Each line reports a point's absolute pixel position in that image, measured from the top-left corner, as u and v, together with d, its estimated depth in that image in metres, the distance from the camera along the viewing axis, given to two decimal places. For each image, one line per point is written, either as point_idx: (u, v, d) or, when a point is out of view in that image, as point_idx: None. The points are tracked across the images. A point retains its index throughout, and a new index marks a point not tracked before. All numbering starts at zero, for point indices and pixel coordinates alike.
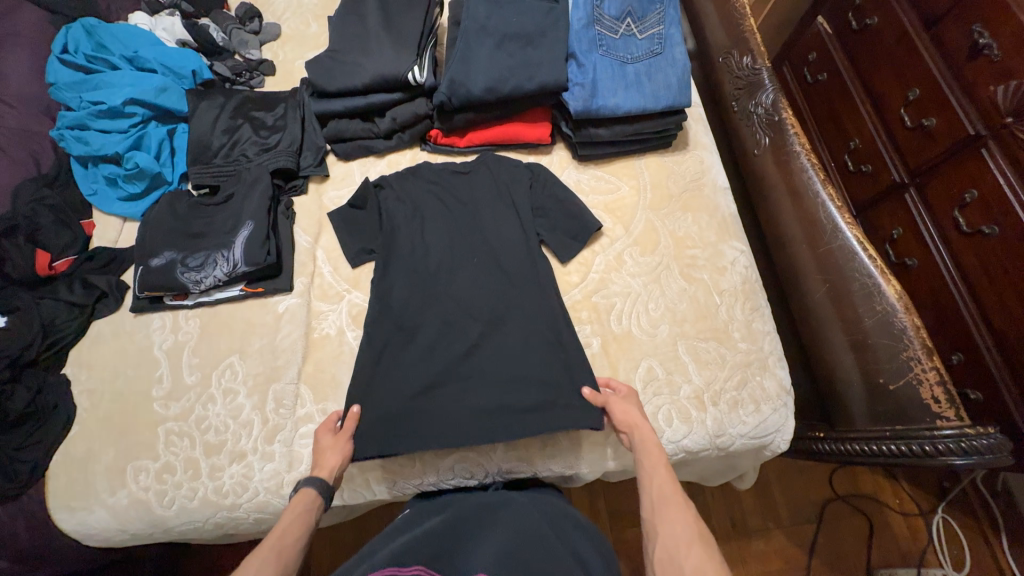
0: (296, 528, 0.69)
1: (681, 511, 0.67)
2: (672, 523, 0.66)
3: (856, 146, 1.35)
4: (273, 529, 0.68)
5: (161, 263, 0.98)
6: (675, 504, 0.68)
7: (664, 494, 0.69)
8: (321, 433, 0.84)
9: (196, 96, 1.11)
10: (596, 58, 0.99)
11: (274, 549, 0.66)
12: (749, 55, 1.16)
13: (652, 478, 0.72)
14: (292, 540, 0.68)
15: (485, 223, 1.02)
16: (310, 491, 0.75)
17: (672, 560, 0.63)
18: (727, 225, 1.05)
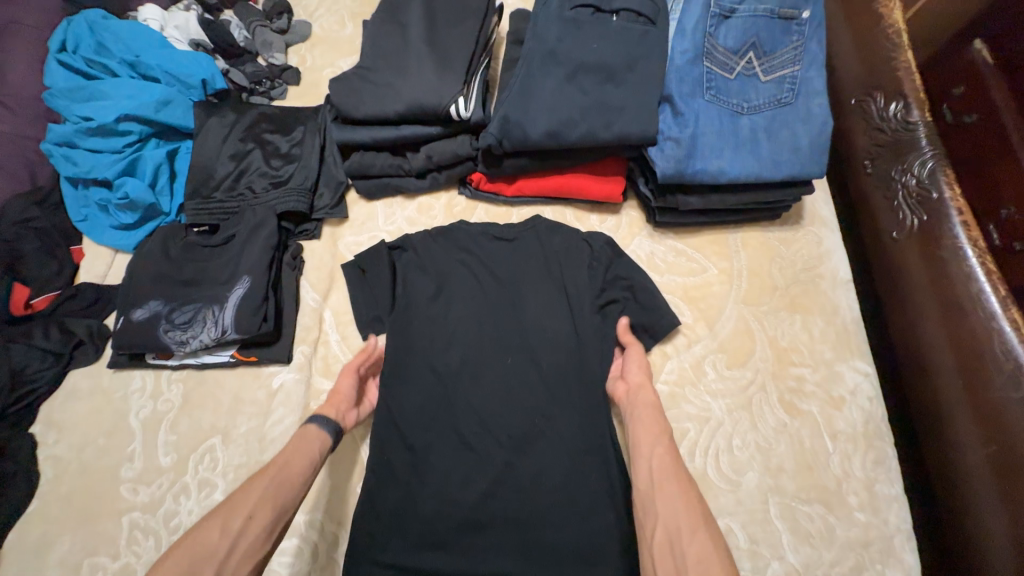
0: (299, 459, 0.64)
1: (684, 493, 0.59)
2: (671, 501, 0.59)
3: (1010, 218, 0.74)
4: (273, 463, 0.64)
5: (144, 316, 0.84)
6: (675, 493, 0.59)
7: (671, 474, 0.61)
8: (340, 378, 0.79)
9: (204, 110, 0.94)
10: (700, 105, 0.74)
11: (277, 478, 0.61)
12: (899, 102, 0.87)
13: (656, 452, 0.65)
14: (296, 472, 0.63)
15: (527, 315, 0.83)
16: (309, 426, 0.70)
17: (670, 543, 0.56)
18: (847, 336, 0.79)
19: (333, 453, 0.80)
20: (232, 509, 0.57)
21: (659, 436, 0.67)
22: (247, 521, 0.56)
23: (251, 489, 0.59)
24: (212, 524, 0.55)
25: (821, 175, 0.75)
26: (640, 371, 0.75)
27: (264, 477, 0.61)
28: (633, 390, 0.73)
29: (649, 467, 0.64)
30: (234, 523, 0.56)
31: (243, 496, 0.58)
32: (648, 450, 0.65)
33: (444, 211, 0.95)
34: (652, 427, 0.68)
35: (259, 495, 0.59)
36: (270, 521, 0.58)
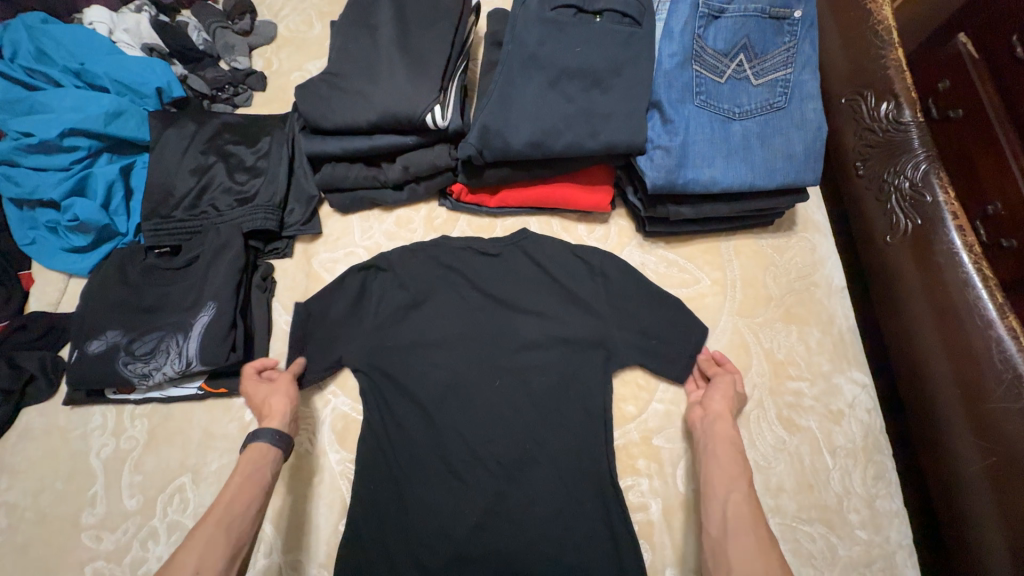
0: (245, 493, 0.62)
1: (760, 544, 0.57)
2: (747, 555, 0.56)
3: (994, 214, 0.76)
4: (217, 501, 0.60)
5: (100, 349, 0.77)
6: (750, 540, 0.57)
7: (755, 530, 0.58)
8: (254, 386, 0.75)
9: (161, 122, 0.87)
10: (690, 111, 0.71)
11: (221, 523, 0.58)
12: (890, 101, 0.84)
13: (733, 500, 0.61)
14: (239, 511, 0.60)
15: (514, 334, 0.79)
16: (257, 445, 0.66)
17: None
18: (844, 347, 0.77)
19: (284, 500, 0.74)
20: (176, 569, 0.54)
21: (740, 479, 0.63)
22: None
23: (192, 542, 0.56)
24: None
25: (816, 182, 0.72)
26: (726, 402, 0.70)
27: (204, 530, 0.57)
28: (712, 420, 0.69)
29: (723, 510, 0.61)
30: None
31: (185, 551, 0.55)
32: (724, 499, 0.62)
33: (424, 224, 0.90)
34: (730, 471, 0.64)
35: (201, 550, 0.55)
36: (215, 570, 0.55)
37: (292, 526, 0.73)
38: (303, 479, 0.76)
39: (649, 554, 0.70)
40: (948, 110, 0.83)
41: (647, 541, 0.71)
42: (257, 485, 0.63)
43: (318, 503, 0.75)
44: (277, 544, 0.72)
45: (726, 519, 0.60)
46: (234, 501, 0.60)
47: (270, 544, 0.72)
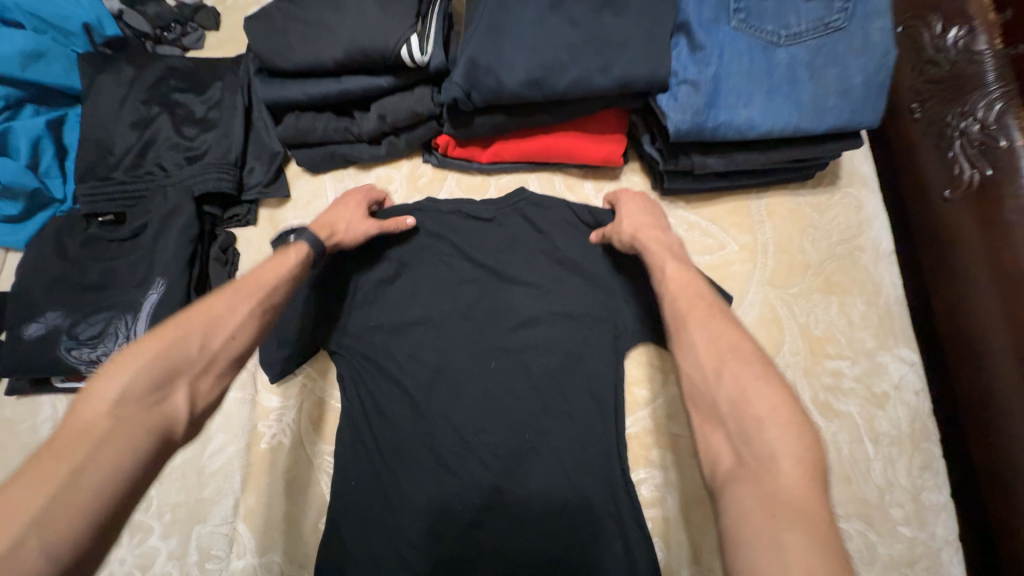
0: (283, 278, 0.57)
1: (708, 325, 0.50)
2: (693, 342, 0.49)
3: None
4: (252, 278, 0.55)
5: (40, 333, 0.68)
6: (694, 329, 0.50)
7: (694, 310, 0.52)
8: (353, 201, 0.68)
9: (92, 66, 0.74)
10: (724, 36, 0.58)
11: (258, 298, 0.54)
12: (961, 25, 0.69)
13: (667, 285, 0.55)
14: (275, 293, 0.56)
15: (512, 310, 0.69)
16: (305, 252, 0.60)
17: (698, 390, 0.47)
18: (891, 320, 0.66)
19: (257, 499, 0.67)
20: (216, 324, 0.50)
21: (666, 261, 0.58)
22: (228, 341, 0.50)
23: (238, 308, 0.52)
24: (187, 324, 0.49)
25: (874, 124, 0.60)
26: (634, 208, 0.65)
27: (253, 295, 0.54)
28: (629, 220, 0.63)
29: (671, 299, 0.54)
30: (215, 340, 0.49)
31: (229, 310, 0.51)
32: (662, 293, 0.56)
33: (407, 184, 0.78)
34: (655, 257, 0.59)
35: (246, 316, 0.52)
36: (251, 343, 0.53)
37: (267, 524, 0.66)
38: (277, 474, 0.68)
39: (664, 553, 0.63)
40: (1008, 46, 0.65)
41: (661, 539, 0.64)
42: (291, 272, 0.58)
43: (297, 500, 0.67)
44: (252, 544, 0.66)
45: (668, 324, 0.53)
46: (277, 287, 0.56)
47: (244, 545, 0.65)
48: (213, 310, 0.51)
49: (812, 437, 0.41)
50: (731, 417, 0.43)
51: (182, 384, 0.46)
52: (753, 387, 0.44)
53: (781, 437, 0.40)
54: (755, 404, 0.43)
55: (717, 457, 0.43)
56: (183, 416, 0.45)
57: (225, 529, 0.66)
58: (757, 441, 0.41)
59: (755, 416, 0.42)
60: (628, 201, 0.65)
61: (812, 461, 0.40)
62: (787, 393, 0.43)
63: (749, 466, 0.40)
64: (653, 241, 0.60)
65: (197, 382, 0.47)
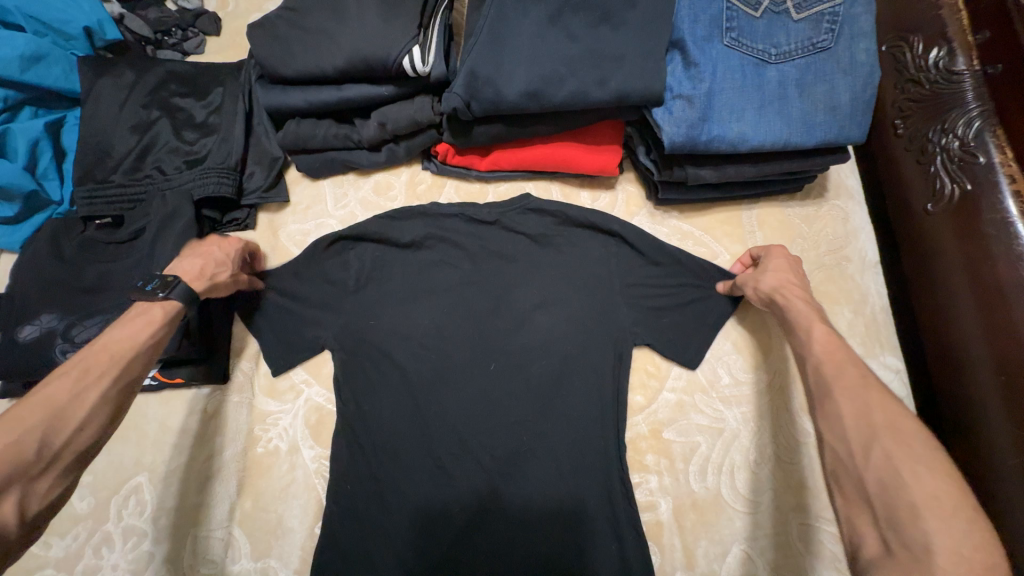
0: (139, 348, 0.53)
1: (874, 396, 0.48)
2: (843, 408, 0.49)
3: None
4: (93, 354, 0.51)
5: (33, 335, 0.67)
6: (843, 404, 0.49)
7: (841, 378, 0.51)
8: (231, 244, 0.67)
9: (92, 69, 0.74)
10: (718, 53, 0.60)
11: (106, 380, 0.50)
12: (941, 46, 0.72)
13: (813, 351, 0.55)
14: (131, 368, 0.52)
15: (511, 316, 0.70)
16: (172, 309, 0.57)
17: (846, 464, 0.46)
18: (876, 329, 0.69)
19: (253, 505, 0.67)
20: (59, 419, 0.47)
21: (814, 326, 0.58)
22: (76, 435, 0.48)
23: (85, 395, 0.49)
24: (20, 424, 0.45)
25: (861, 140, 0.62)
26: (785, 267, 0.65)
27: (100, 380, 0.50)
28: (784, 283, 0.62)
29: (815, 364, 0.54)
30: (58, 436, 0.47)
31: (72, 401, 0.48)
32: (805, 357, 0.56)
33: (406, 191, 0.79)
34: (802, 321, 0.58)
35: (95, 404, 0.49)
36: (102, 432, 0.50)
37: (266, 529, 0.66)
38: (273, 479, 0.68)
39: (658, 557, 0.64)
40: (985, 67, 0.68)
41: (655, 544, 0.65)
42: (145, 340, 0.54)
43: (293, 507, 0.67)
44: (247, 549, 0.65)
45: (811, 387, 0.53)
46: (134, 362, 0.53)
47: (239, 550, 0.65)
48: (56, 400, 0.47)
49: (983, 535, 0.39)
50: (880, 501, 0.42)
51: (15, 490, 0.43)
52: (909, 470, 0.42)
53: (940, 530, 0.39)
54: (910, 491, 0.41)
55: (865, 540, 0.43)
56: (13, 527, 0.43)
57: (222, 533, 0.66)
58: (910, 529, 0.40)
59: (910, 503, 0.41)
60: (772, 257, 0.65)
61: (980, 555, 0.38)
62: (951, 479, 0.41)
63: (903, 558, 0.40)
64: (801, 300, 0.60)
65: (33, 485, 0.45)
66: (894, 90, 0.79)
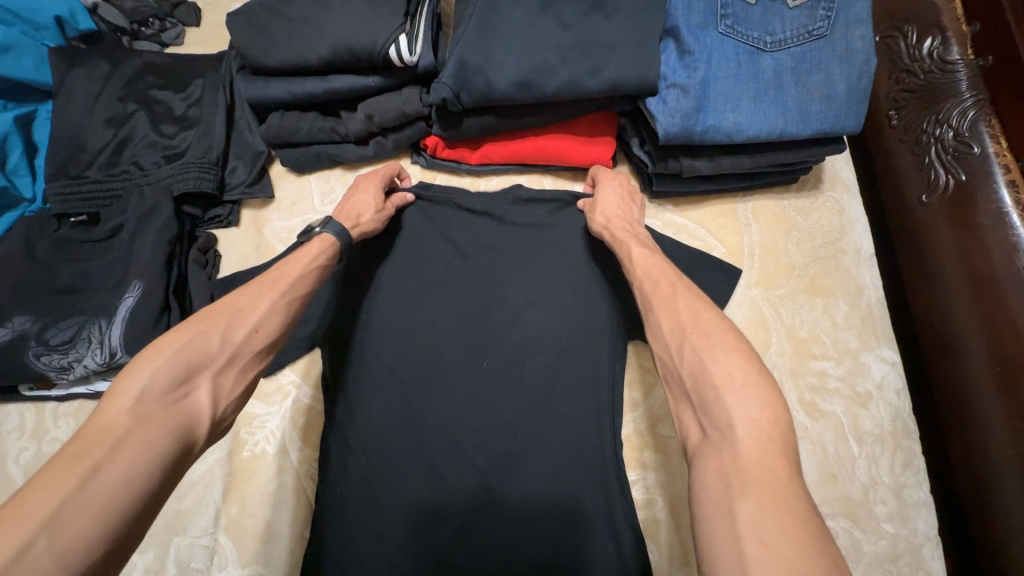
0: (308, 267, 0.56)
1: (687, 298, 0.49)
2: (666, 311, 0.49)
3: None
4: (273, 272, 0.54)
5: (4, 339, 0.64)
6: (659, 311, 0.49)
7: (656, 290, 0.52)
8: (370, 182, 0.67)
9: (63, 60, 0.71)
10: (713, 42, 0.59)
11: (284, 290, 0.53)
12: (936, 36, 0.72)
13: (633, 269, 0.56)
14: (301, 280, 0.55)
15: (505, 315, 0.68)
16: (329, 241, 0.59)
17: (669, 360, 0.46)
18: (872, 321, 0.68)
19: (238, 512, 0.64)
20: (239, 319, 0.49)
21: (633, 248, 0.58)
22: (252, 334, 0.49)
23: (261, 301, 0.51)
24: (209, 320, 0.47)
25: (857, 129, 0.61)
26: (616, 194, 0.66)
27: (276, 289, 0.53)
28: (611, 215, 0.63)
29: (639, 277, 0.55)
30: (237, 333, 0.48)
31: (250, 305, 0.50)
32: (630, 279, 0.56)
33: None
34: (623, 248, 0.59)
35: (268, 310, 0.51)
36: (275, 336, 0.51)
37: (249, 538, 0.63)
38: (258, 484, 0.65)
39: (655, 556, 0.63)
40: (979, 58, 0.68)
41: (652, 542, 0.63)
42: (311, 260, 0.57)
43: (281, 513, 0.65)
44: (232, 557, 0.62)
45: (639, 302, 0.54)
46: (304, 277, 0.55)
47: (224, 558, 0.62)
48: (236, 303, 0.50)
49: (771, 396, 0.40)
50: (693, 389, 0.43)
51: (203, 377, 0.45)
52: (710, 353, 0.43)
53: (736, 401, 0.40)
54: (711, 373, 0.42)
55: (688, 431, 0.43)
56: (204, 411, 0.44)
57: (206, 540, 0.64)
58: (715, 409, 0.40)
59: (712, 383, 0.41)
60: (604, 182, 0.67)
61: (771, 421, 0.39)
62: (749, 356, 0.42)
63: (712, 438, 0.40)
64: (620, 230, 0.61)
65: (219, 376, 0.46)
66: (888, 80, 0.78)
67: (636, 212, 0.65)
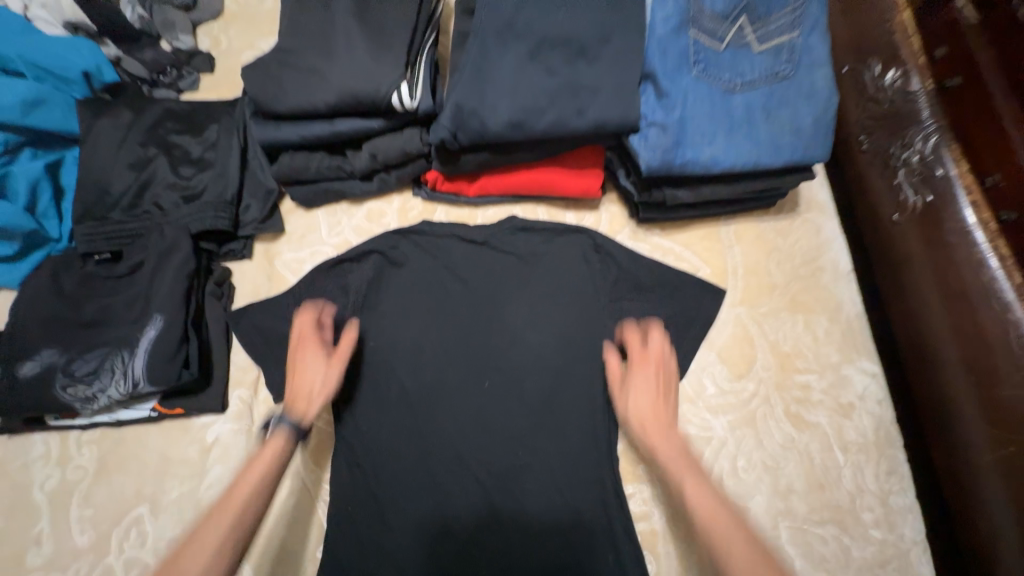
0: (262, 485, 0.59)
1: (753, 544, 0.49)
2: (727, 555, 0.49)
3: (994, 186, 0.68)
4: (228, 499, 0.58)
5: (34, 371, 0.68)
6: (736, 550, 0.49)
7: (715, 529, 0.51)
8: (309, 349, 0.66)
9: (91, 111, 0.77)
10: (687, 84, 0.64)
11: (235, 513, 0.56)
12: (897, 68, 0.77)
13: (690, 502, 0.54)
14: (258, 488, 0.58)
15: (505, 337, 0.72)
16: (282, 442, 0.61)
17: None
18: (852, 335, 0.72)
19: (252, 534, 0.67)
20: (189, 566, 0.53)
21: (684, 473, 0.56)
22: (205, 560, 0.53)
23: (216, 526, 0.55)
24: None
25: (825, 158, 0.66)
26: (655, 390, 0.63)
27: (227, 516, 0.56)
28: (653, 423, 0.61)
29: (695, 503, 0.53)
30: (190, 563, 0.53)
31: (205, 535, 0.55)
32: (686, 510, 0.54)
33: (398, 217, 0.82)
34: (673, 468, 0.57)
35: (222, 525, 0.55)
36: (224, 549, 0.55)
37: (268, 554, 0.67)
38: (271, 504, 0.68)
39: (653, 565, 0.66)
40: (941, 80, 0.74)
41: (650, 553, 0.66)
42: (264, 464, 0.60)
43: (293, 532, 0.68)
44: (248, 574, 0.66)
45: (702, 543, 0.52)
46: (260, 482, 0.59)
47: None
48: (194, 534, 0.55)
49: None
50: None
51: None
52: None
53: None
54: None
55: None
56: None
57: None
58: None
59: None
60: (639, 375, 0.64)
61: None
62: None
63: None
64: (667, 453, 0.58)
65: None
66: (857, 107, 0.84)
67: (670, 411, 0.62)
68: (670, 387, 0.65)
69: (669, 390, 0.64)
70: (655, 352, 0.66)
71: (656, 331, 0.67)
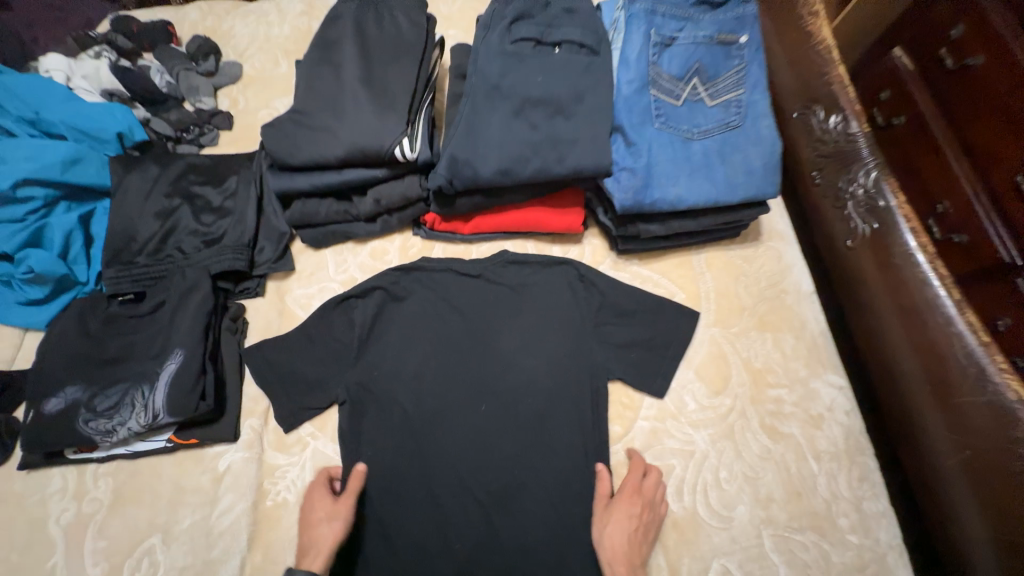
0: None
1: None
2: None
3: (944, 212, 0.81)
4: None
5: (59, 407, 0.73)
6: None
7: None
8: (318, 495, 0.69)
9: (122, 167, 0.85)
10: (651, 134, 0.74)
11: None
12: (838, 114, 0.88)
13: None
14: None
15: (500, 361, 0.78)
16: None
17: None
18: (818, 351, 0.78)
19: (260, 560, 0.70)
20: None
21: None
22: None
23: None
24: None
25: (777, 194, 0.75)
26: (631, 522, 0.67)
27: None
28: (619, 553, 0.65)
29: None
30: None
31: None
32: None
33: (400, 254, 0.90)
34: None
35: None
36: None
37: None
38: (278, 531, 0.71)
39: None
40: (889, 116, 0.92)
41: None
42: None
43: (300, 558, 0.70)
44: None
45: None
46: None
47: None
48: None
49: None
50: None
51: None
52: None
53: None
54: None
55: None
56: None
57: None
58: None
59: None
60: (621, 514, 0.67)
61: None
62: None
63: None
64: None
65: None
66: (808, 147, 0.94)
67: (643, 551, 0.66)
68: (649, 527, 0.67)
69: (652, 520, 0.68)
70: (647, 492, 0.69)
71: (654, 470, 0.71)
